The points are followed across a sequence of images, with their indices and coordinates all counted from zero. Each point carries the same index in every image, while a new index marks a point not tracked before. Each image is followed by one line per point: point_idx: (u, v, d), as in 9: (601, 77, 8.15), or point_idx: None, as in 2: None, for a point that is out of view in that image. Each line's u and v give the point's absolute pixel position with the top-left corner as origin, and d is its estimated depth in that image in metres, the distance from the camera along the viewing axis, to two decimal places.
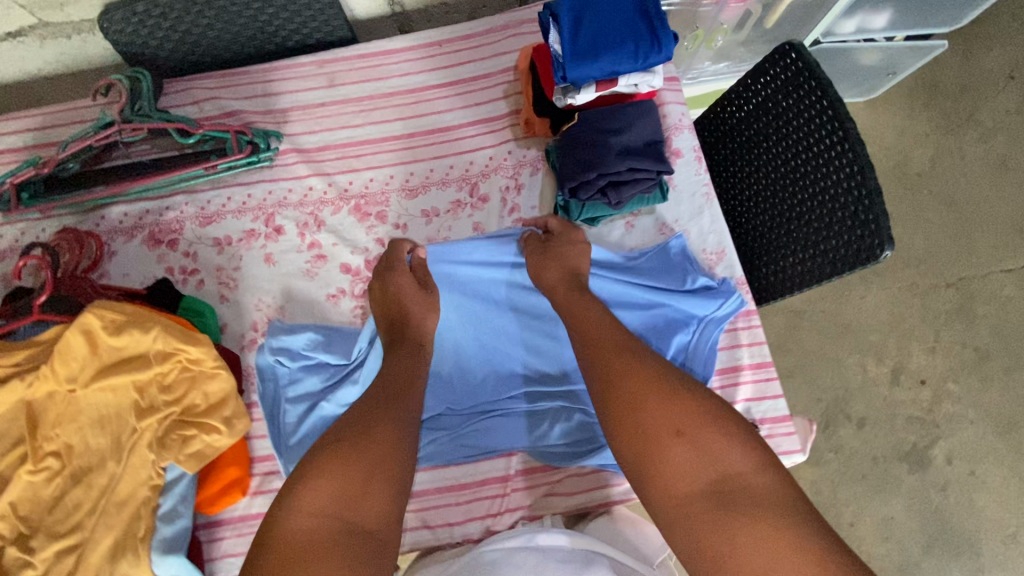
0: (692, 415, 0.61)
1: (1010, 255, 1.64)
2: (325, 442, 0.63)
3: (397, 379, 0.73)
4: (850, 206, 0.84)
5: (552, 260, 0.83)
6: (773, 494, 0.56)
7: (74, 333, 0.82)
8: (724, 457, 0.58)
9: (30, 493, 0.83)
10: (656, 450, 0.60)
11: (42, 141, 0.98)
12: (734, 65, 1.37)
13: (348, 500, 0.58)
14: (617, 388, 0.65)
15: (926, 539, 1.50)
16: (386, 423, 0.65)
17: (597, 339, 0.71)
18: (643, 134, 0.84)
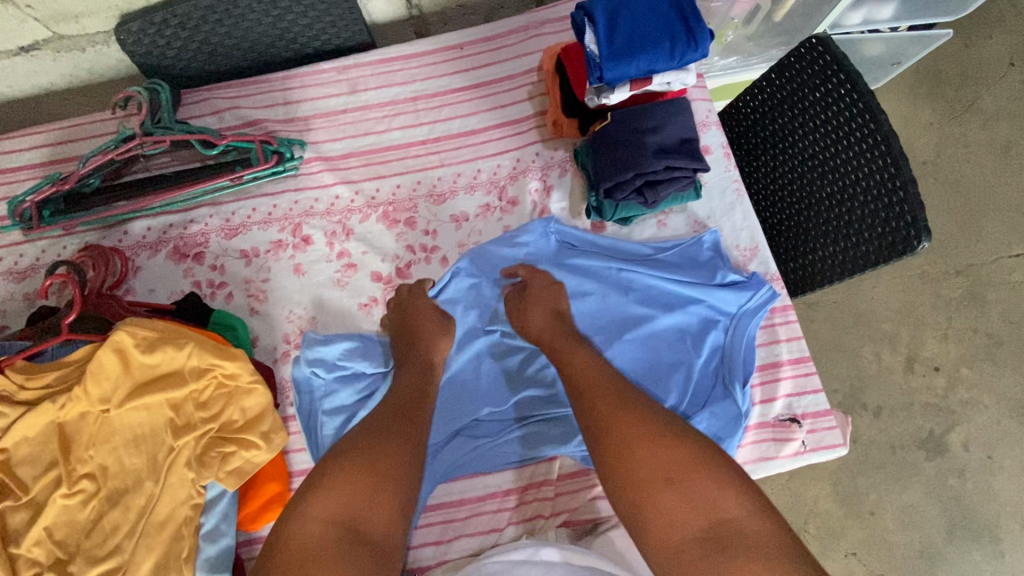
0: (683, 461, 0.62)
1: (1018, 240, 1.65)
2: (340, 456, 0.66)
3: (403, 400, 0.75)
4: (883, 199, 0.85)
5: (533, 308, 0.84)
6: (764, 540, 0.57)
7: (106, 350, 0.80)
8: (715, 503, 0.60)
9: (67, 517, 0.82)
10: (648, 495, 0.62)
11: (59, 157, 0.96)
12: (742, 59, 1.32)
13: (362, 517, 0.62)
14: (610, 431, 0.67)
15: (947, 525, 1.50)
16: (395, 448, 0.68)
17: (590, 385, 0.73)
18: (678, 132, 0.83)
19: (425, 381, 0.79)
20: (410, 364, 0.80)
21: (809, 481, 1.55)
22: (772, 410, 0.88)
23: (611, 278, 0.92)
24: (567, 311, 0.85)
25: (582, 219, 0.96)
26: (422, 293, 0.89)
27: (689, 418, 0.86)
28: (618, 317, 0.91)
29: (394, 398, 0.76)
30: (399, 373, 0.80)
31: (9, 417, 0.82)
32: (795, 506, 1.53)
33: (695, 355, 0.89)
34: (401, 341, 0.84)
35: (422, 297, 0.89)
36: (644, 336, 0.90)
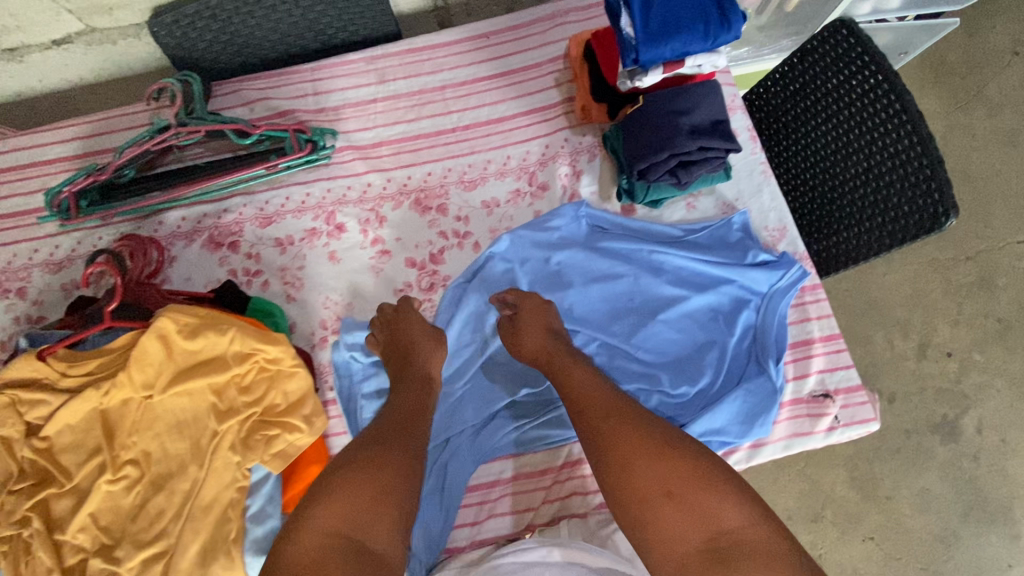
0: (683, 474, 0.63)
1: None
2: (338, 467, 0.65)
3: (402, 413, 0.74)
4: (910, 178, 0.86)
5: (527, 333, 0.83)
6: (766, 549, 0.58)
7: (150, 337, 0.81)
8: (716, 514, 0.60)
9: (111, 503, 0.83)
10: (650, 508, 0.62)
11: (92, 149, 0.97)
12: (754, 51, 1.28)
13: (363, 528, 0.60)
14: (609, 446, 0.67)
15: (963, 508, 1.52)
16: (393, 460, 0.67)
17: (589, 398, 0.73)
18: (710, 113, 0.84)
19: (423, 394, 0.78)
20: (403, 380, 0.79)
21: (825, 467, 1.56)
22: (806, 386, 0.89)
23: (643, 260, 0.93)
24: (557, 328, 0.85)
25: (613, 202, 0.98)
26: (411, 311, 0.86)
27: (724, 396, 0.87)
28: (651, 298, 0.92)
29: (393, 410, 0.75)
30: (394, 387, 0.79)
31: (53, 405, 0.83)
32: (812, 492, 1.54)
33: (729, 334, 0.90)
34: (394, 358, 0.82)
35: (410, 313, 0.86)
36: (677, 316, 0.91)
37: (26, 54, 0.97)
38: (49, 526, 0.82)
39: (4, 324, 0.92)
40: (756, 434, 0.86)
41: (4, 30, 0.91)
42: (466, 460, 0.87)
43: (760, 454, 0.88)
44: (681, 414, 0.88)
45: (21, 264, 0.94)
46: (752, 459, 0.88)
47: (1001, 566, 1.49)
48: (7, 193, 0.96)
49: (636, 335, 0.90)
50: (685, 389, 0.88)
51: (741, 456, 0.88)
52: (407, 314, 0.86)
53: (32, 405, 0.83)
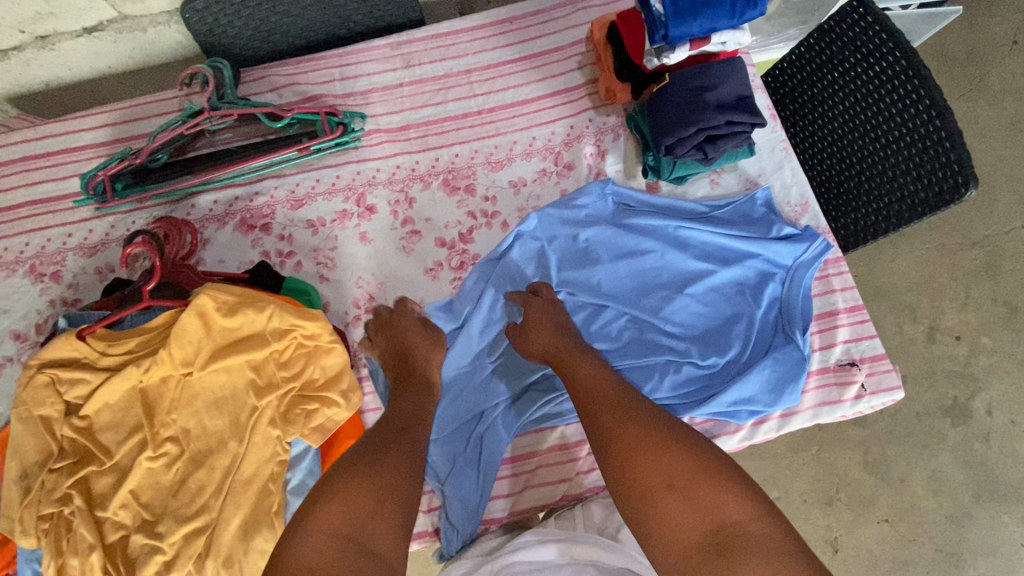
0: (685, 466, 0.60)
1: None
2: (341, 470, 0.65)
3: (402, 417, 0.74)
4: (930, 151, 0.88)
5: (535, 328, 0.83)
6: (773, 544, 0.54)
7: (189, 314, 0.82)
8: (720, 507, 0.57)
9: (151, 480, 0.83)
10: (651, 500, 0.60)
11: (124, 135, 0.98)
12: (762, 40, 1.21)
13: (361, 527, 0.59)
14: (613, 438, 0.66)
15: (975, 489, 1.53)
16: (394, 463, 0.66)
17: (593, 394, 0.72)
18: (735, 89, 0.86)
19: (425, 402, 0.79)
20: (406, 386, 0.79)
21: (839, 450, 1.57)
22: (832, 355, 0.91)
23: (668, 236, 0.95)
24: (569, 325, 0.85)
25: (637, 179, 1.00)
26: (404, 313, 0.89)
27: (753, 365, 0.89)
28: (678, 273, 0.94)
29: (395, 415, 0.75)
30: (397, 394, 0.79)
31: (92, 384, 0.84)
32: (826, 475, 1.55)
33: (755, 306, 0.92)
34: (394, 367, 0.84)
35: (408, 317, 0.88)
36: (704, 290, 0.93)
37: (57, 42, 0.98)
38: (90, 503, 0.82)
39: (39, 307, 0.93)
40: (786, 403, 0.88)
41: (38, 17, 0.92)
42: (503, 431, 0.89)
43: (789, 422, 0.90)
44: (709, 386, 0.89)
45: (55, 248, 0.95)
46: (782, 428, 0.90)
47: (1015, 545, 1.50)
48: (41, 179, 0.98)
49: (665, 309, 0.92)
50: (714, 359, 0.89)
51: (771, 425, 0.90)
52: (396, 318, 0.88)
53: (71, 384, 0.84)
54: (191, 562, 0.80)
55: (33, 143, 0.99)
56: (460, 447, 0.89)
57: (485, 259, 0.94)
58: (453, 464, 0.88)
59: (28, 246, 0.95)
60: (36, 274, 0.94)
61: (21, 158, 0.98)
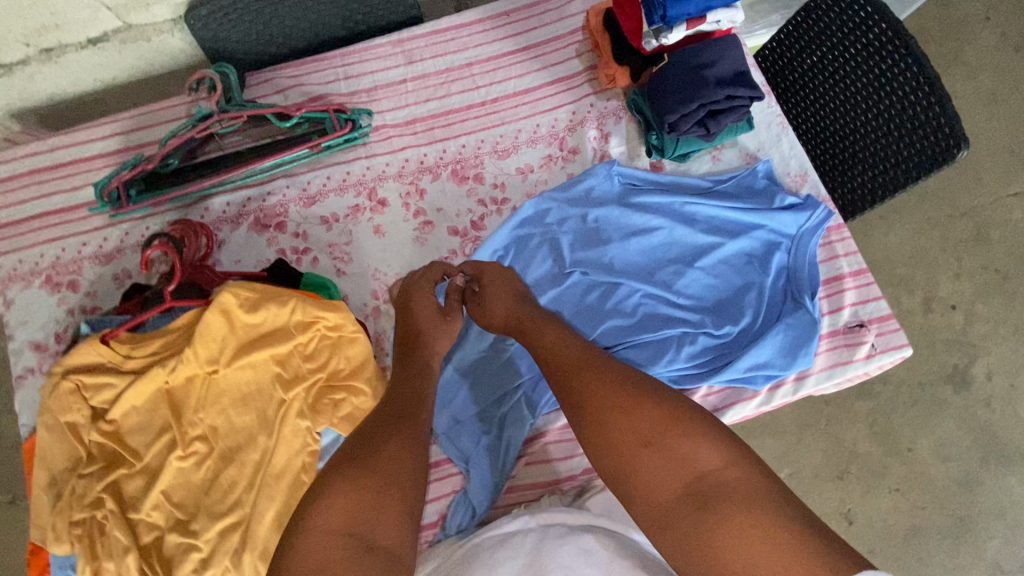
0: (657, 421, 0.60)
1: (1013, 180, 1.70)
2: (337, 465, 0.63)
3: (400, 401, 0.72)
4: (919, 117, 0.92)
5: (494, 297, 0.83)
6: (746, 486, 0.55)
7: (213, 312, 0.83)
8: (694, 457, 0.57)
9: (182, 479, 0.84)
10: (626, 460, 0.60)
11: (134, 143, 1.00)
12: (750, 24, 1.25)
13: (366, 524, 0.58)
14: (583, 403, 0.65)
15: (981, 452, 1.57)
16: (396, 450, 0.64)
17: (564, 356, 0.71)
18: (732, 65, 0.89)
19: (422, 382, 0.76)
20: (404, 368, 0.77)
21: (846, 424, 1.59)
22: (840, 318, 0.94)
23: (675, 212, 0.98)
24: (527, 292, 0.84)
25: (641, 160, 1.03)
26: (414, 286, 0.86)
27: (766, 332, 0.91)
28: (687, 247, 0.96)
29: (392, 400, 0.72)
30: (397, 378, 0.77)
31: (116, 388, 0.84)
32: (836, 449, 1.58)
33: (764, 276, 0.94)
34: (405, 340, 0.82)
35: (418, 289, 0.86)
36: (713, 263, 0.95)
37: (61, 54, 0.99)
38: (121, 506, 0.82)
39: (58, 317, 0.94)
40: (801, 365, 0.90)
41: (42, 29, 0.93)
42: (526, 411, 0.91)
43: (805, 385, 0.92)
44: (725, 355, 0.92)
45: (71, 258, 0.96)
46: (798, 391, 0.92)
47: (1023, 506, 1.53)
48: (53, 190, 0.98)
49: (677, 282, 0.94)
50: (728, 328, 0.92)
51: (787, 388, 0.92)
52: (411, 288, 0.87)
53: (97, 389, 0.84)
54: (228, 557, 0.80)
55: (42, 156, 1.00)
56: (484, 427, 0.90)
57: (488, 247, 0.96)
58: (479, 445, 0.89)
59: (42, 257, 0.96)
60: (52, 284, 0.95)
61: (31, 171, 0.99)
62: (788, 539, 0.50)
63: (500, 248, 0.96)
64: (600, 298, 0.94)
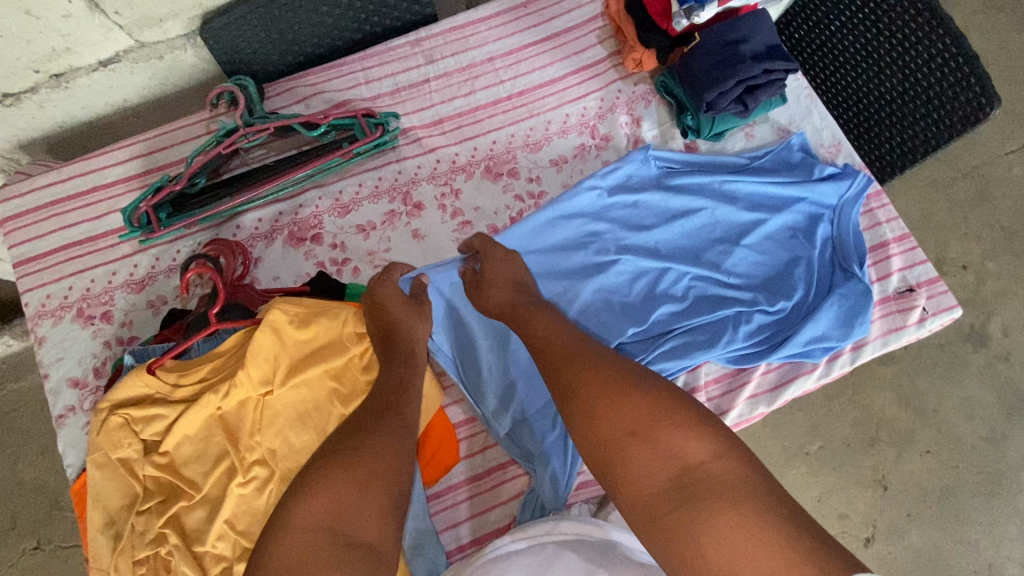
0: (645, 414, 0.63)
1: (1011, 137, 1.60)
2: (320, 462, 0.66)
3: (386, 393, 0.74)
4: (949, 78, 0.92)
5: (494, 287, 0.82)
6: (730, 479, 0.58)
7: (263, 331, 0.81)
8: (681, 451, 0.60)
9: (244, 506, 0.79)
10: (617, 450, 0.63)
11: (154, 165, 0.97)
12: None
13: (350, 521, 0.62)
14: (574, 395, 0.67)
15: (1005, 409, 1.48)
16: (380, 448, 0.68)
17: (555, 348, 0.73)
18: (765, 39, 0.90)
19: (408, 373, 0.77)
20: (390, 358, 0.78)
21: (872, 391, 1.49)
22: (890, 285, 0.94)
23: (715, 191, 0.97)
24: (527, 280, 0.84)
25: (675, 141, 1.03)
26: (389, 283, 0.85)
27: (820, 305, 0.91)
28: (731, 226, 0.95)
29: (376, 394, 0.74)
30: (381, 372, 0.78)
31: (168, 418, 0.81)
32: (864, 417, 1.48)
33: (811, 248, 0.94)
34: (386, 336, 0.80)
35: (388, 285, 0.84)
36: (759, 240, 0.95)
37: (71, 79, 0.95)
38: (184, 540, 0.77)
39: (94, 350, 0.90)
40: (858, 334, 0.90)
41: (53, 53, 0.89)
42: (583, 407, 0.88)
43: (863, 354, 0.92)
44: (777, 332, 0.92)
45: (102, 288, 0.93)
46: (856, 360, 0.92)
47: None
48: (75, 220, 0.95)
49: (725, 262, 0.93)
50: (783, 304, 0.91)
51: (845, 358, 0.92)
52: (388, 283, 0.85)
53: (148, 422, 0.80)
54: None
55: (61, 185, 0.96)
56: (547, 424, 0.89)
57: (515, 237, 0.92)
58: (543, 443, 0.88)
59: (71, 290, 0.92)
60: (85, 317, 0.91)
61: (50, 203, 0.95)
62: (769, 536, 0.54)
63: (535, 237, 0.93)
64: (651, 284, 0.92)
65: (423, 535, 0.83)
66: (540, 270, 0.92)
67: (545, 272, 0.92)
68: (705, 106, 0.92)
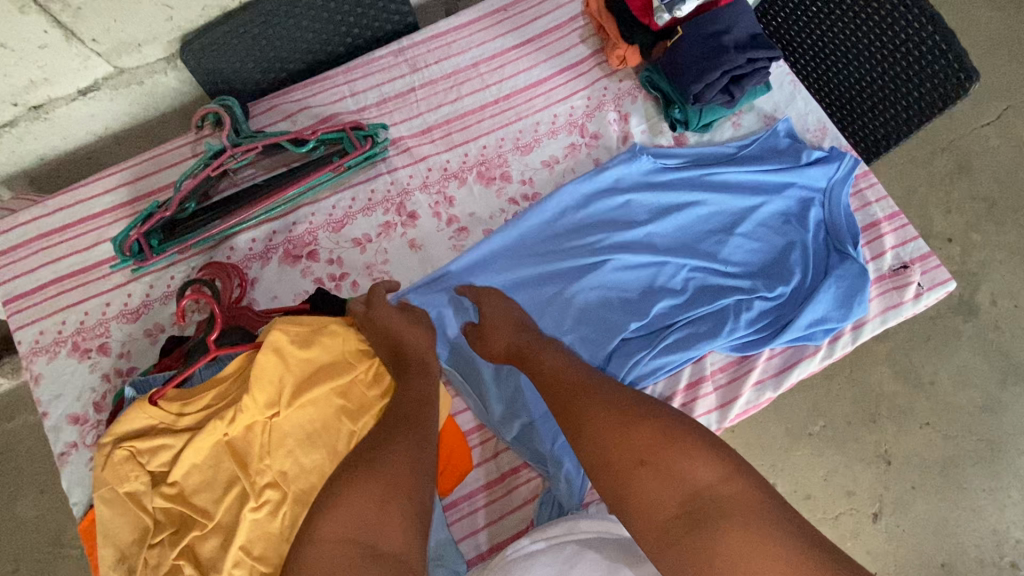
0: (651, 440, 0.63)
1: (986, 109, 1.63)
2: (343, 475, 0.65)
3: (407, 406, 0.75)
4: (927, 57, 0.94)
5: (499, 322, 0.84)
6: (740, 501, 0.58)
7: (266, 353, 0.80)
8: (690, 474, 0.60)
9: (259, 532, 0.77)
10: (626, 479, 0.62)
11: (141, 193, 0.95)
12: None
13: (376, 532, 0.61)
14: (581, 427, 0.68)
15: (999, 376, 1.50)
16: (403, 458, 0.68)
17: (561, 381, 0.74)
18: (746, 28, 0.91)
19: (429, 390, 0.78)
20: (406, 376, 0.79)
21: (869, 367, 1.51)
22: (885, 263, 0.96)
23: (707, 183, 0.97)
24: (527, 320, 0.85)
25: (664, 135, 1.03)
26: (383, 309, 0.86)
27: (818, 288, 0.92)
28: (725, 216, 0.96)
29: (394, 409, 0.75)
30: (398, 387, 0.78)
31: (174, 448, 0.79)
32: (863, 395, 1.49)
33: (805, 232, 0.95)
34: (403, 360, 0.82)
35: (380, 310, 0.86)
36: (754, 227, 0.95)
37: (52, 110, 0.94)
38: (200, 571, 0.74)
39: (93, 385, 0.88)
40: (857, 314, 0.91)
41: (31, 84, 0.88)
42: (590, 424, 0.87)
43: (863, 333, 0.93)
44: (777, 319, 0.92)
45: (96, 320, 0.91)
46: (857, 340, 0.93)
47: None
48: (64, 253, 0.93)
49: (722, 251, 0.94)
50: (781, 290, 0.92)
51: (847, 338, 0.93)
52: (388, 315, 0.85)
53: (154, 453, 0.78)
54: None
55: (46, 219, 0.94)
56: (557, 426, 0.89)
57: (505, 242, 0.94)
58: (554, 445, 0.88)
59: (64, 324, 0.90)
60: (81, 351, 0.90)
61: (37, 237, 0.94)
62: (783, 557, 0.54)
63: (527, 245, 0.94)
64: (651, 278, 0.92)
65: (443, 545, 0.82)
66: (537, 272, 0.92)
67: (542, 273, 0.92)
68: (692, 101, 0.93)
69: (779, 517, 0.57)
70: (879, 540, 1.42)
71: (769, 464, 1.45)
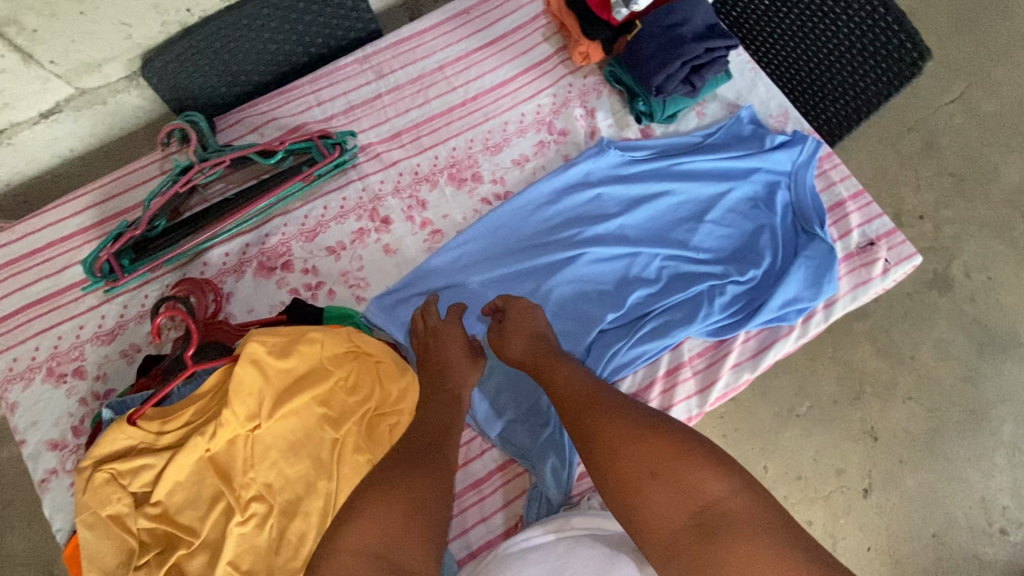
0: (662, 452, 0.62)
1: (949, 87, 1.67)
2: (364, 490, 0.64)
3: (430, 432, 0.74)
4: (881, 39, 0.97)
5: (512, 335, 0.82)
6: (750, 516, 0.57)
7: (244, 365, 0.79)
8: (700, 488, 0.59)
9: (246, 545, 0.77)
10: (635, 490, 0.61)
11: (109, 215, 0.94)
12: None
13: (398, 547, 0.59)
14: (593, 437, 0.66)
15: (976, 347, 1.53)
16: (424, 478, 0.66)
17: (573, 394, 0.72)
18: (703, 19, 0.93)
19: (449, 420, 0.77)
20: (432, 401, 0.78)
21: (851, 345, 1.54)
22: (852, 241, 0.98)
23: (676, 173, 0.99)
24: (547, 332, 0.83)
25: (631, 128, 1.05)
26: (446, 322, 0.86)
27: (788, 269, 0.94)
28: (695, 204, 0.98)
29: (414, 437, 0.73)
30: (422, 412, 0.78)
31: (156, 468, 0.78)
32: (847, 373, 1.52)
33: (773, 216, 0.97)
34: (428, 372, 0.82)
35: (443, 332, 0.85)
36: (723, 214, 0.97)
37: (13, 134, 0.94)
38: None
39: (70, 409, 0.87)
40: (827, 293, 0.93)
41: None
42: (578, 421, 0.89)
43: (835, 311, 0.95)
44: (751, 302, 0.94)
45: (71, 344, 0.90)
46: (829, 318, 0.94)
47: None
48: (33, 278, 0.92)
49: (693, 239, 0.95)
50: (752, 273, 0.93)
51: (819, 317, 0.94)
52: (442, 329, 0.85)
53: (135, 473, 0.77)
54: None
55: (14, 245, 0.93)
56: (541, 420, 0.90)
57: (478, 243, 0.95)
58: (539, 438, 0.88)
59: (38, 350, 0.90)
60: (56, 376, 0.89)
61: (5, 263, 0.93)
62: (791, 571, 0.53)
63: (501, 243, 0.95)
64: (626, 269, 0.94)
65: None
66: (512, 270, 0.93)
67: (517, 271, 0.93)
68: (654, 92, 0.95)
69: (780, 525, 0.57)
70: (870, 516, 1.44)
71: (758, 446, 1.47)
